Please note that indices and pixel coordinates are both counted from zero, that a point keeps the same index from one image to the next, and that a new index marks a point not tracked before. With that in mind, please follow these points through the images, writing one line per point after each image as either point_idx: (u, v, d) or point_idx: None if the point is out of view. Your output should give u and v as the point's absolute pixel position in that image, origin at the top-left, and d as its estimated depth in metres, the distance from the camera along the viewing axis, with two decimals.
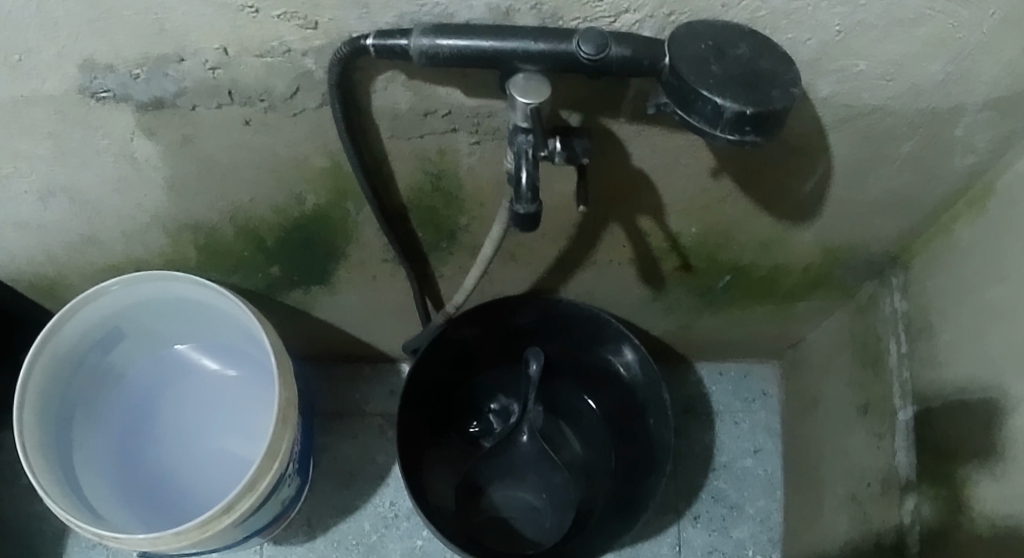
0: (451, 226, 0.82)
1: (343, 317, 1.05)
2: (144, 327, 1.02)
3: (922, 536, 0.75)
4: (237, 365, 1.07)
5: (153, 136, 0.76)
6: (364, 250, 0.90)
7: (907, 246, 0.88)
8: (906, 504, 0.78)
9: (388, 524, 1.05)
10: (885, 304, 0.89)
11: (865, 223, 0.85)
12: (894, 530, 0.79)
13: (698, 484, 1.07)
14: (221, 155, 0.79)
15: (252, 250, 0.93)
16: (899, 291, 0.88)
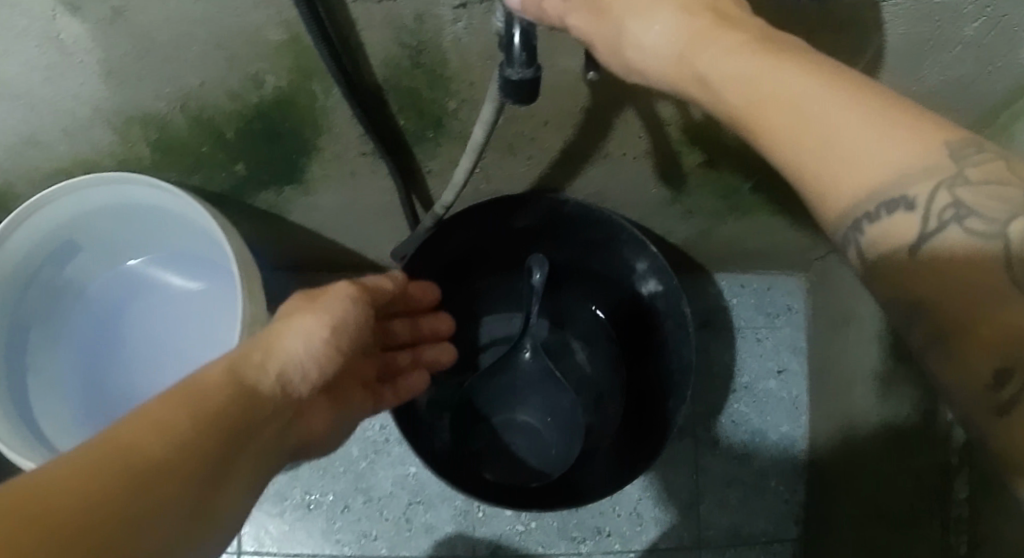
0: (437, 112, 0.69)
1: (324, 221, 0.93)
2: (95, 237, 0.91)
3: (972, 477, 0.63)
4: (206, 278, 0.96)
5: (78, 11, 0.63)
6: (338, 143, 0.77)
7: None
8: (954, 438, 0.64)
9: (379, 450, 0.96)
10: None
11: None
12: (939, 468, 0.67)
13: (717, 408, 0.97)
14: (160, 31, 0.65)
15: (211, 146, 0.80)
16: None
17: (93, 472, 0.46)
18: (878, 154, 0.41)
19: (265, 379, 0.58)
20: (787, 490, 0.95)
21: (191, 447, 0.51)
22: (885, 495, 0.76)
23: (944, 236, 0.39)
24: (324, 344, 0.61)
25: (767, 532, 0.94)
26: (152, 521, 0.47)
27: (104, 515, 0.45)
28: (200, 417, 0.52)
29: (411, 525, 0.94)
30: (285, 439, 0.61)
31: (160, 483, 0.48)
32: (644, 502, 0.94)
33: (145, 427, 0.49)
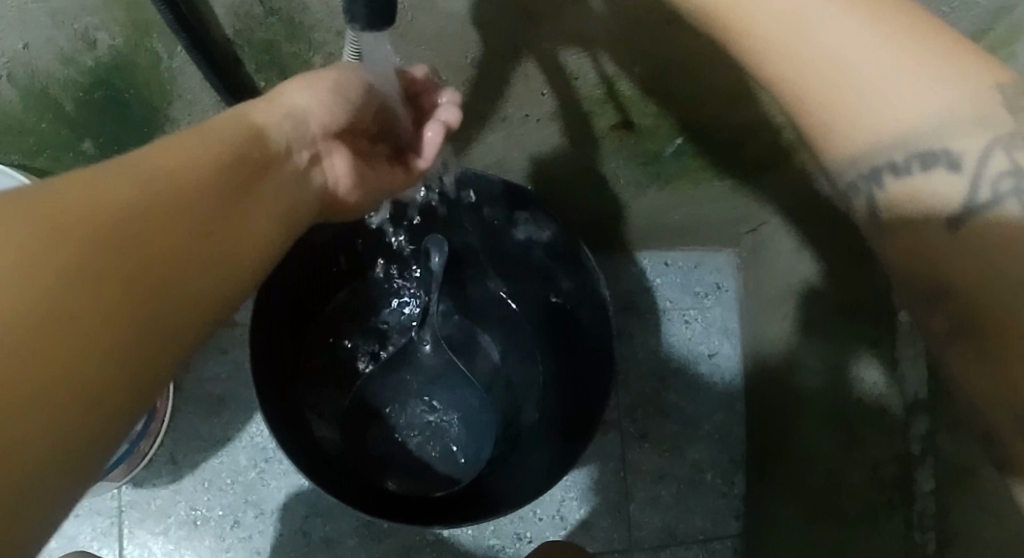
0: (302, 70, 0.59)
1: None
2: None
3: (939, 470, 0.55)
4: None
5: None
6: (195, 110, 0.66)
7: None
8: (913, 429, 0.58)
9: (269, 458, 0.86)
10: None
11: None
12: (895, 459, 0.60)
13: (645, 396, 0.90)
14: None
15: (50, 121, 0.67)
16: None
17: (76, 191, 0.34)
18: (909, 101, 0.32)
19: (270, 121, 0.47)
20: (725, 483, 0.89)
21: (193, 194, 0.39)
22: (834, 491, 0.69)
23: (995, 211, 0.31)
24: (333, 96, 0.50)
25: (704, 530, 0.88)
26: (156, 262, 0.35)
27: (88, 231, 0.33)
28: (198, 165, 0.40)
29: (309, 539, 0.84)
30: (296, 211, 0.48)
31: (159, 221, 0.36)
32: (569, 503, 0.86)
33: (135, 166, 0.37)
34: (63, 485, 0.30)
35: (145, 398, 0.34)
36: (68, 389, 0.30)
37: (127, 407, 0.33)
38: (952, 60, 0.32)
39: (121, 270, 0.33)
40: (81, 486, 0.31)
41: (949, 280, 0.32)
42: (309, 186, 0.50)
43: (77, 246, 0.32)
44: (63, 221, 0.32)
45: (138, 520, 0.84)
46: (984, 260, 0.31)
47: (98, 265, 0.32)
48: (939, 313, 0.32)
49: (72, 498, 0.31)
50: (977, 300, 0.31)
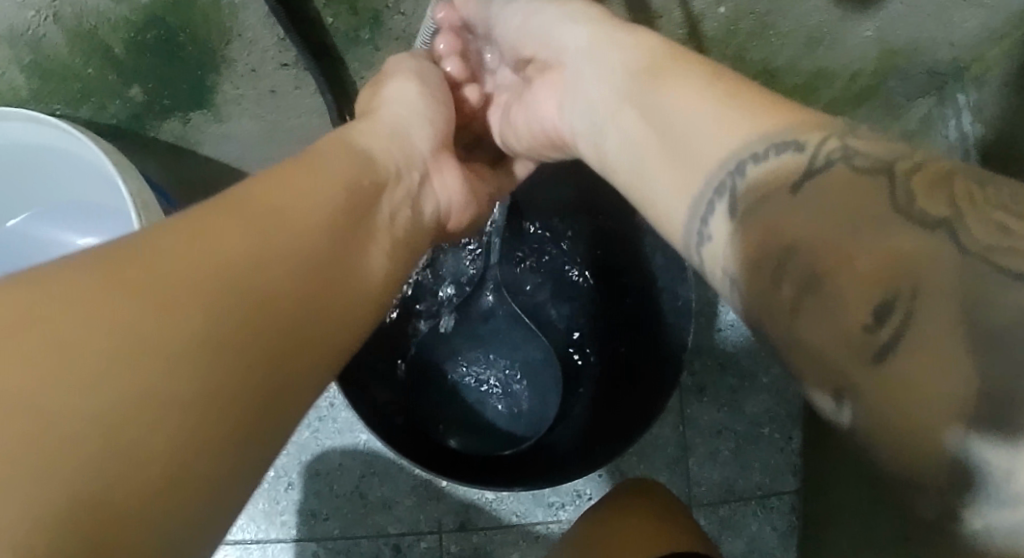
0: (372, 4, 0.57)
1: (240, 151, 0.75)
2: None
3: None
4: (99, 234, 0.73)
5: None
6: (252, 52, 0.63)
7: (980, 56, 0.80)
8: None
9: (322, 417, 0.83)
10: (948, 129, 0.85)
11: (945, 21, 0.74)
12: None
13: (702, 351, 0.88)
14: None
15: (97, 67, 0.63)
16: (971, 112, 0.82)
17: (184, 248, 0.36)
18: (713, 128, 0.38)
19: (378, 146, 0.53)
20: (783, 438, 0.87)
21: (293, 235, 0.41)
22: None
23: (826, 172, 0.32)
24: (425, 106, 0.59)
25: (762, 485, 0.86)
26: (264, 308, 0.37)
27: (197, 289, 0.35)
28: (305, 203, 0.43)
29: (365, 500, 0.83)
30: (402, 234, 0.51)
31: (263, 267, 0.38)
32: (627, 459, 0.85)
33: (239, 211, 0.40)
34: (196, 520, 0.32)
35: (261, 442, 0.36)
36: (189, 438, 0.32)
37: (244, 449, 0.35)
38: (657, 45, 0.46)
39: (226, 320, 0.35)
40: (217, 523, 0.33)
41: (786, 242, 0.31)
42: (413, 205, 0.53)
43: (186, 308, 0.34)
44: (172, 280, 0.35)
45: None
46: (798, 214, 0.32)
47: (203, 322, 0.34)
48: (786, 282, 0.31)
49: (207, 534, 0.33)
50: (783, 238, 0.32)
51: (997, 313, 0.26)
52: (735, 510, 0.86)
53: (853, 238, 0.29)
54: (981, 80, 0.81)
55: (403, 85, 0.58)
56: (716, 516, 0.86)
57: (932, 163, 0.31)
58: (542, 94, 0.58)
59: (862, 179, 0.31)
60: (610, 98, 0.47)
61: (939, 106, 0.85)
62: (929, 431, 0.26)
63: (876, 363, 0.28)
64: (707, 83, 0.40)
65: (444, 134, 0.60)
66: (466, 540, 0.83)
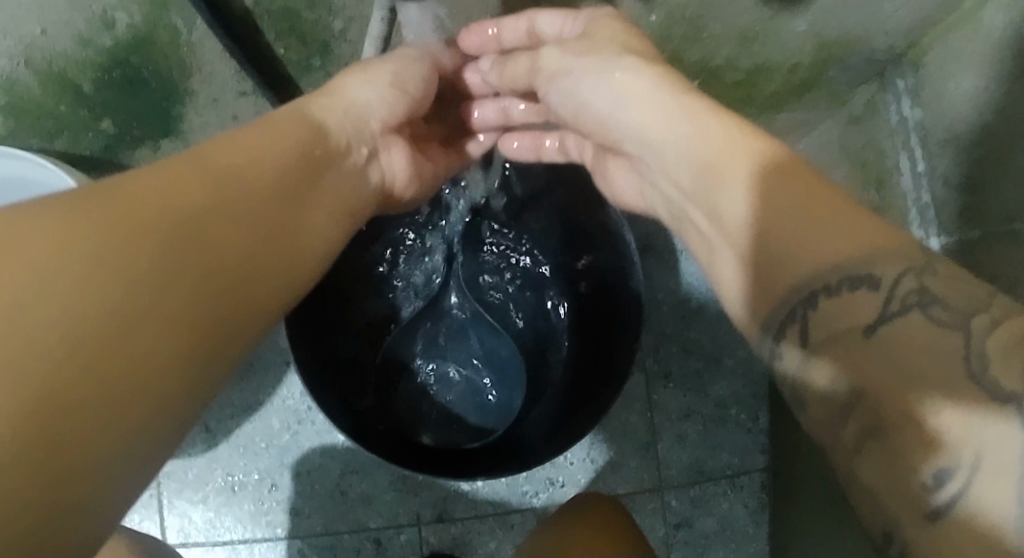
0: (321, 35, 0.60)
1: None
2: None
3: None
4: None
5: None
6: (212, 82, 0.67)
7: (915, 41, 0.76)
8: None
9: (301, 420, 0.88)
10: (890, 115, 0.78)
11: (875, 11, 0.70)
12: None
13: (667, 337, 0.92)
14: None
15: (69, 104, 0.67)
16: (909, 96, 0.76)
17: (149, 196, 0.40)
18: (816, 252, 0.39)
19: (332, 119, 0.54)
20: (749, 419, 0.91)
21: (248, 196, 0.44)
22: None
23: (904, 322, 0.35)
24: (390, 91, 0.58)
25: (731, 465, 0.91)
26: (215, 261, 0.41)
27: (159, 234, 0.38)
28: (262, 166, 0.47)
29: (346, 497, 0.87)
30: (346, 203, 0.54)
31: (217, 222, 0.42)
32: (598, 446, 0.89)
33: (201, 168, 0.43)
34: (137, 449, 0.35)
35: (203, 384, 0.39)
36: (141, 370, 0.35)
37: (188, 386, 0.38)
38: (723, 134, 0.48)
39: (181, 267, 0.39)
40: (153, 456, 0.37)
41: (786, 284, 0.40)
42: (360, 175, 0.57)
43: (146, 248, 0.37)
44: (138, 223, 0.38)
45: (175, 491, 0.86)
46: (808, 247, 0.39)
47: (162, 265, 0.38)
48: (851, 423, 0.35)
49: (144, 464, 0.36)
50: (853, 384, 0.35)
51: (895, 333, 0.35)
52: (706, 489, 0.90)
53: (828, 273, 0.38)
54: (917, 64, 0.76)
55: (383, 68, 0.58)
56: (687, 496, 0.90)
57: (1014, 320, 0.34)
58: (620, 178, 0.64)
59: (940, 330, 0.34)
60: (674, 166, 0.51)
61: (880, 92, 0.80)
62: (918, 503, 0.32)
63: (864, 434, 0.35)
64: (745, 195, 0.44)
65: (410, 110, 0.61)
66: (444, 530, 0.87)
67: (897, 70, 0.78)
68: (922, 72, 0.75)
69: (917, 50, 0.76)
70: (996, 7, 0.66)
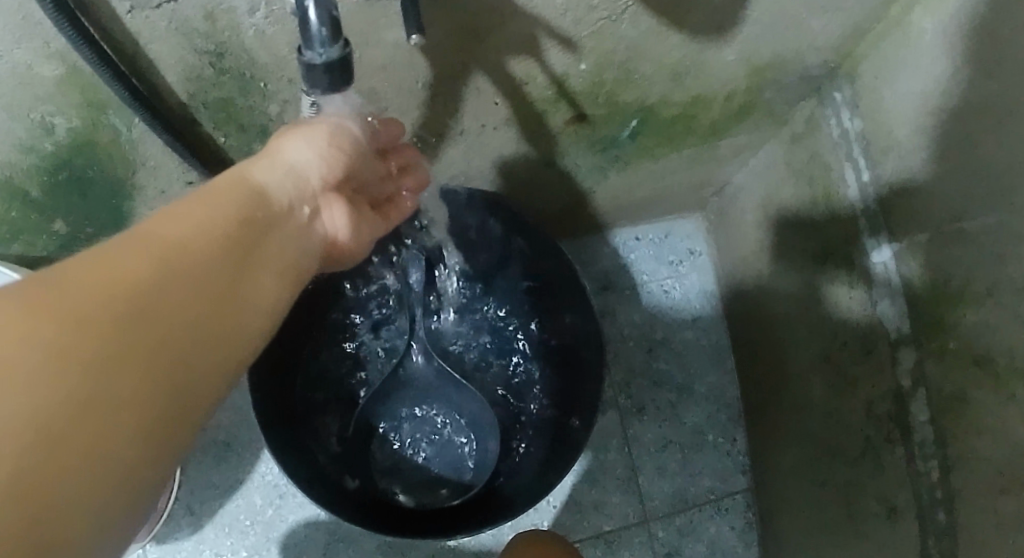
0: (260, 120, 0.61)
1: None
2: None
3: (931, 400, 0.63)
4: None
5: None
6: (157, 175, 0.67)
7: (849, 52, 0.72)
8: (903, 362, 0.65)
9: (282, 493, 0.88)
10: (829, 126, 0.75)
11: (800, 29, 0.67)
12: (890, 395, 0.67)
13: (639, 372, 0.93)
14: None
15: (19, 209, 0.67)
16: (848, 108, 0.72)
17: (85, 279, 0.34)
18: None
19: (271, 182, 0.46)
20: (727, 441, 0.93)
21: (207, 266, 0.39)
22: (835, 433, 0.75)
23: None
24: (330, 145, 0.50)
25: (715, 490, 0.91)
26: (156, 346, 0.35)
27: (99, 327, 0.33)
28: (214, 229, 0.40)
29: None
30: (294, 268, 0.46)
31: (166, 303, 0.36)
32: (581, 486, 0.89)
33: (150, 241, 0.37)
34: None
35: (159, 475, 0.35)
36: (84, 476, 0.31)
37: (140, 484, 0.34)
38: None
39: (127, 365, 0.33)
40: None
41: None
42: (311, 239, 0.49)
43: (83, 344, 0.32)
44: (71, 317, 0.32)
45: None
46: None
47: (106, 361, 0.33)
48: None
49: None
50: None
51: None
52: (691, 517, 0.90)
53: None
54: (853, 75, 0.72)
55: (318, 131, 0.50)
56: (675, 526, 0.90)
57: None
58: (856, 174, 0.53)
59: None
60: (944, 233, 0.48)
61: (819, 106, 0.76)
62: None
63: None
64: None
65: (352, 167, 0.52)
66: None
67: (833, 84, 0.75)
68: (859, 84, 0.71)
69: (852, 60, 0.72)
70: (913, 19, 0.63)
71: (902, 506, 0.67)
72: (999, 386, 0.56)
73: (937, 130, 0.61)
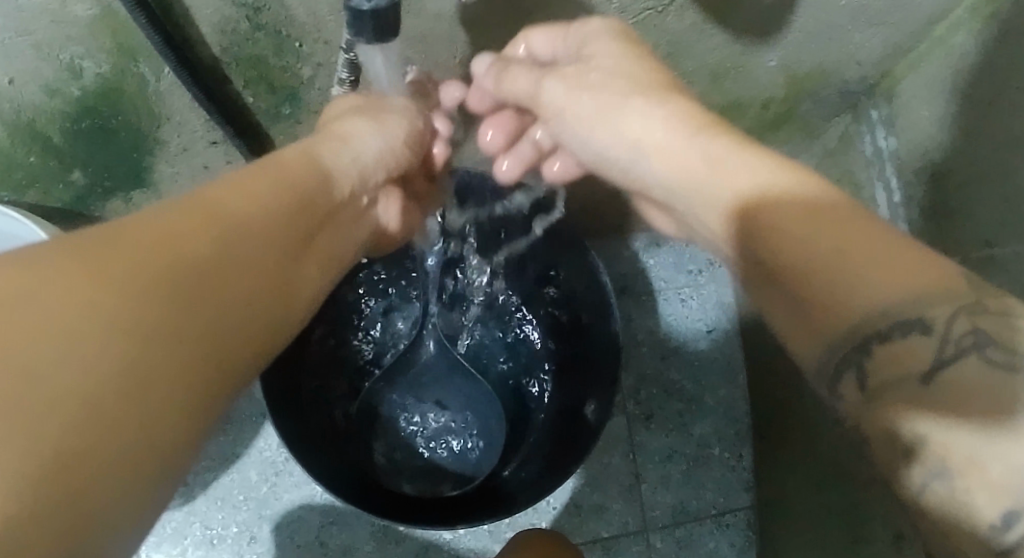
0: (291, 84, 0.60)
1: None
2: None
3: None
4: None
5: None
6: (182, 132, 0.67)
7: (888, 71, 0.73)
8: None
9: (280, 471, 0.86)
10: (863, 145, 0.76)
11: (842, 40, 0.67)
12: None
13: (648, 379, 0.92)
14: None
15: (39, 154, 0.66)
16: (883, 127, 0.73)
17: (198, 246, 0.39)
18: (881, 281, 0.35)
19: (339, 165, 0.53)
20: (733, 457, 0.91)
21: (270, 245, 0.44)
22: (844, 458, 0.72)
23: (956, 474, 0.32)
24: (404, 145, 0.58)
25: (717, 504, 0.90)
26: (210, 324, 0.38)
27: (185, 283, 0.37)
28: (268, 213, 0.45)
29: (326, 549, 0.85)
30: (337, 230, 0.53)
31: (237, 272, 0.41)
32: (581, 489, 0.88)
33: (231, 219, 0.42)
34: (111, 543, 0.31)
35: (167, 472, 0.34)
36: (145, 433, 0.33)
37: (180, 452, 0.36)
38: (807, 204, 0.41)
39: (189, 336, 0.36)
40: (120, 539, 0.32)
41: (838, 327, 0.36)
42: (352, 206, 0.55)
43: (190, 318, 0.36)
44: (158, 284, 0.36)
45: (154, 544, 0.84)
46: (850, 292, 0.36)
47: (191, 325, 0.37)
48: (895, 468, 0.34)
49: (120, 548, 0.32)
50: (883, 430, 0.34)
51: (952, 380, 0.33)
52: (690, 530, 0.89)
53: (870, 319, 0.35)
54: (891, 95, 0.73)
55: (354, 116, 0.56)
56: (673, 537, 0.89)
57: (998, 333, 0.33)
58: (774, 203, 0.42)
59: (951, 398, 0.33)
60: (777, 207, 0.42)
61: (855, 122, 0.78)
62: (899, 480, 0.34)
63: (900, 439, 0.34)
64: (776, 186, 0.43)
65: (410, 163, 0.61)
66: None
67: (869, 101, 0.76)
68: (896, 104, 0.72)
69: (890, 79, 0.74)
70: (965, 32, 0.63)
71: (909, 537, 0.62)
72: None
73: (976, 150, 0.60)
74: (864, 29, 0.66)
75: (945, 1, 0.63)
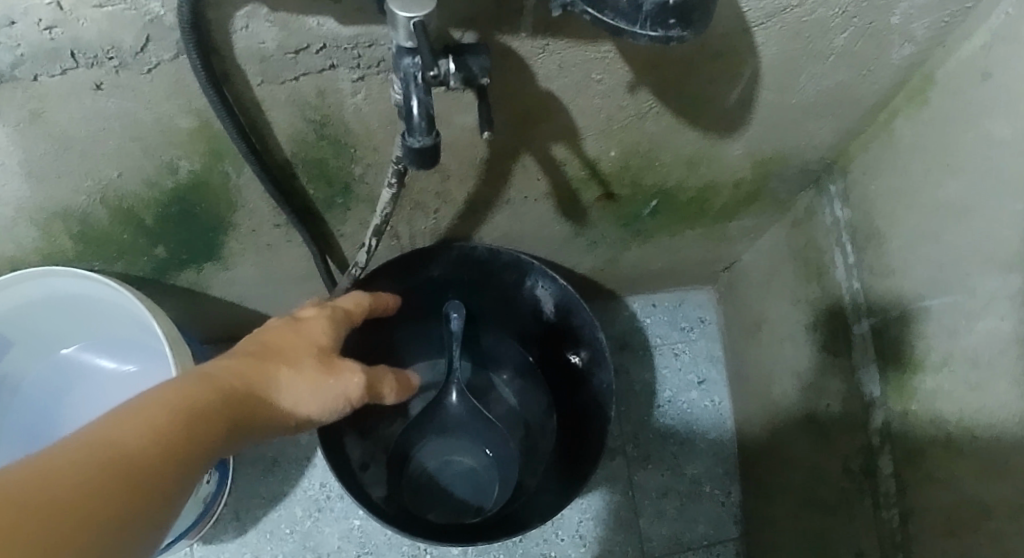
0: (344, 179, 0.74)
1: (244, 281, 0.95)
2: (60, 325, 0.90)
3: (894, 454, 0.74)
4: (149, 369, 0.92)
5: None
6: (252, 216, 0.81)
7: (843, 150, 0.84)
8: (875, 422, 0.76)
9: (322, 507, 0.98)
10: (825, 214, 0.86)
11: (800, 131, 0.79)
12: (863, 451, 0.78)
13: (647, 424, 1.03)
14: (79, 130, 0.65)
15: (132, 233, 0.80)
16: (840, 199, 0.84)
17: (55, 460, 0.44)
18: None
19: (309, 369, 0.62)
20: (722, 493, 1.02)
21: (148, 430, 0.48)
22: (815, 485, 0.85)
23: None
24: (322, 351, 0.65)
25: (707, 536, 1.00)
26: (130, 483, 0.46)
27: (93, 472, 0.44)
28: (169, 405, 0.51)
29: None
30: (248, 443, 0.57)
31: (140, 446, 0.47)
32: (587, 523, 0.99)
33: (99, 434, 0.47)
34: None
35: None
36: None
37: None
38: None
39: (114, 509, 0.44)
40: None
41: None
42: (253, 397, 0.56)
43: (63, 487, 0.42)
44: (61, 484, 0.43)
45: None
46: None
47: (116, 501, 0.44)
48: None
49: None
50: None
51: None
52: None
53: None
54: (845, 170, 0.84)
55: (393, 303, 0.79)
56: None
57: None
58: None
59: None
60: None
61: (817, 196, 0.88)
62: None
63: None
64: None
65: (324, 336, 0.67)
66: None
67: (829, 177, 0.86)
68: (850, 179, 0.83)
69: (845, 157, 0.84)
70: (898, 129, 0.76)
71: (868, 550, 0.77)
72: (950, 443, 0.68)
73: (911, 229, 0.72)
74: (815, 124, 0.79)
75: (879, 98, 0.76)
